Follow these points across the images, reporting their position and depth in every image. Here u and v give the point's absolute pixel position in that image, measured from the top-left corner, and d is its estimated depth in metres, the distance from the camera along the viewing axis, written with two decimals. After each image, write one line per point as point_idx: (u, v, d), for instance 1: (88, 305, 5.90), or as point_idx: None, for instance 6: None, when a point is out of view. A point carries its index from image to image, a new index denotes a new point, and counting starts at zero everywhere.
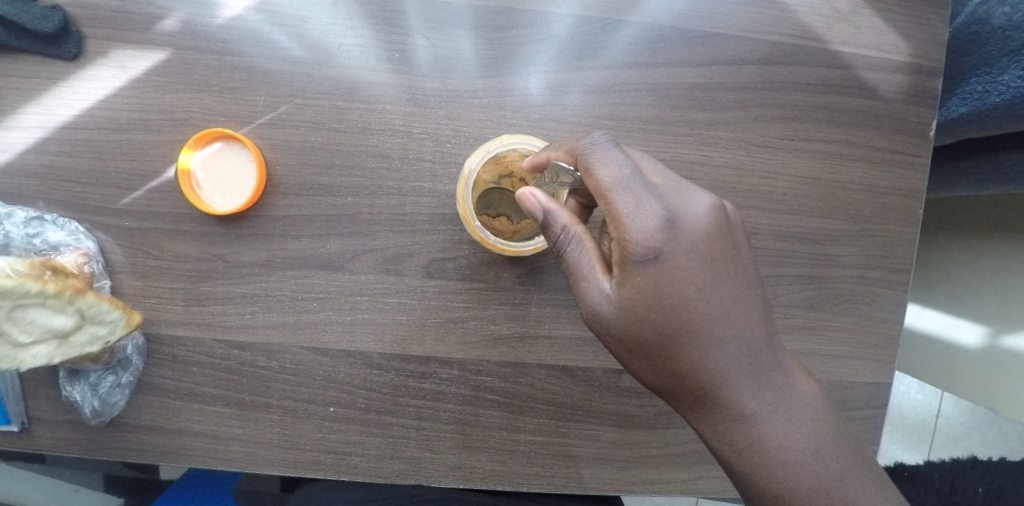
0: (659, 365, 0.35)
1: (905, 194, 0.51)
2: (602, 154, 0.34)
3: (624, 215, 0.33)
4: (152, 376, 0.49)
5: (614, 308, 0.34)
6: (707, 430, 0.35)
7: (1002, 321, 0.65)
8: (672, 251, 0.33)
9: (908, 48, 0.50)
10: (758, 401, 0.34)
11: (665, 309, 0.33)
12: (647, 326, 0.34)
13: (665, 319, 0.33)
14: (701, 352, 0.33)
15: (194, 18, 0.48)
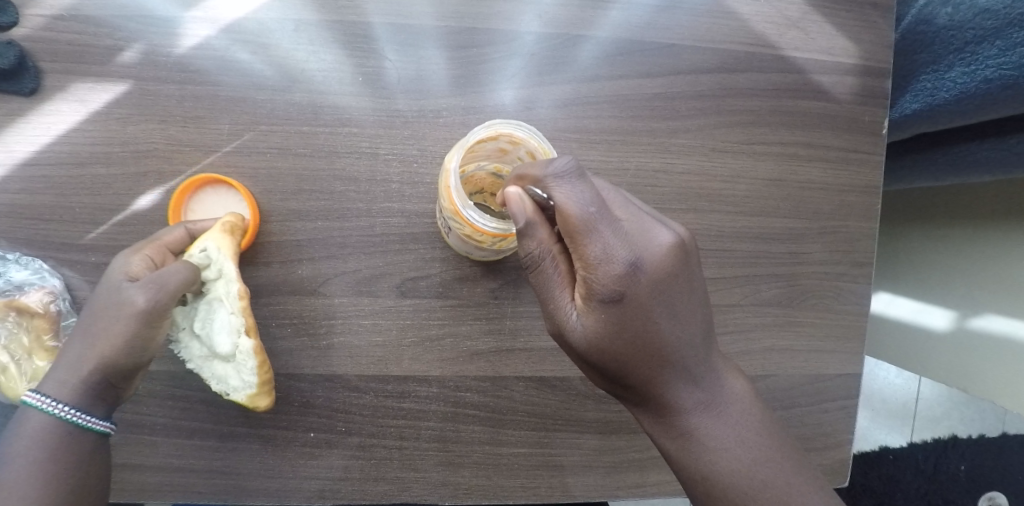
0: (615, 380, 0.37)
1: (863, 190, 0.53)
2: (566, 189, 0.32)
3: (592, 256, 0.32)
4: (125, 413, 0.48)
5: (581, 335, 0.35)
6: (655, 435, 0.38)
7: (968, 304, 0.67)
8: (635, 290, 0.33)
9: (857, 51, 0.52)
10: (705, 419, 0.36)
11: (624, 340, 0.34)
12: (606, 354, 0.35)
13: (623, 348, 0.34)
14: (654, 373, 0.35)
15: (155, 49, 0.47)
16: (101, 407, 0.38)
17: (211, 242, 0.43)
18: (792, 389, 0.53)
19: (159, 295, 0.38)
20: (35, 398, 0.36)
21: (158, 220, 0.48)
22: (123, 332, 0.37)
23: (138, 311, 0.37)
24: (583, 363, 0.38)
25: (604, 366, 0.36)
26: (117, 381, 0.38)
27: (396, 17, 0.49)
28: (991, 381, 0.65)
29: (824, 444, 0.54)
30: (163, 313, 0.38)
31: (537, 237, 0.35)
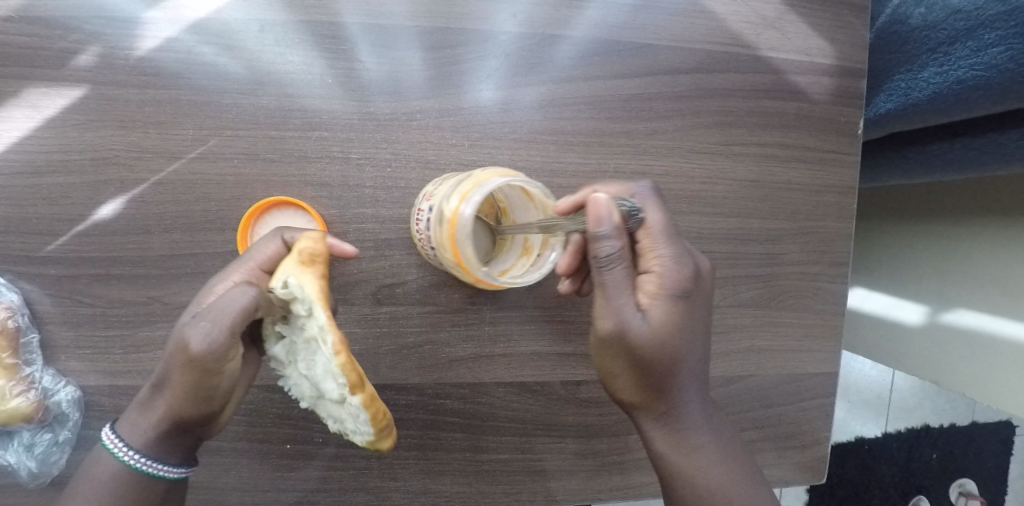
0: (655, 383, 0.37)
1: (839, 190, 0.53)
2: (648, 201, 0.39)
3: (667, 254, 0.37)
4: (92, 429, 0.46)
5: (639, 330, 0.35)
6: (666, 446, 0.38)
7: (940, 299, 0.68)
8: (691, 295, 0.37)
9: (832, 51, 0.52)
10: (705, 432, 0.38)
11: (675, 339, 0.36)
12: (655, 353, 0.36)
13: (671, 346, 0.36)
14: (683, 377, 0.37)
15: (112, 51, 0.45)
16: (172, 453, 0.36)
17: (291, 275, 0.34)
18: (771, 389, 0.54)
19: (212, 335, 0.31)
20: (109, 439, 0.35)
21: (120, 230, 0.46)
22: (181, 378, 0.32)
23: (191, 357, 0.31)
24: (628, 365, 0.36)
25: (646, 364, 0.36)
26: (185, 426, 0.34)
27: (366, 16, 0.47)
28: (959, 374, 0.66)
29: (802, 442, 0.55)
30: (220, 359, 0.31)
31: (614, 243, 0.34)
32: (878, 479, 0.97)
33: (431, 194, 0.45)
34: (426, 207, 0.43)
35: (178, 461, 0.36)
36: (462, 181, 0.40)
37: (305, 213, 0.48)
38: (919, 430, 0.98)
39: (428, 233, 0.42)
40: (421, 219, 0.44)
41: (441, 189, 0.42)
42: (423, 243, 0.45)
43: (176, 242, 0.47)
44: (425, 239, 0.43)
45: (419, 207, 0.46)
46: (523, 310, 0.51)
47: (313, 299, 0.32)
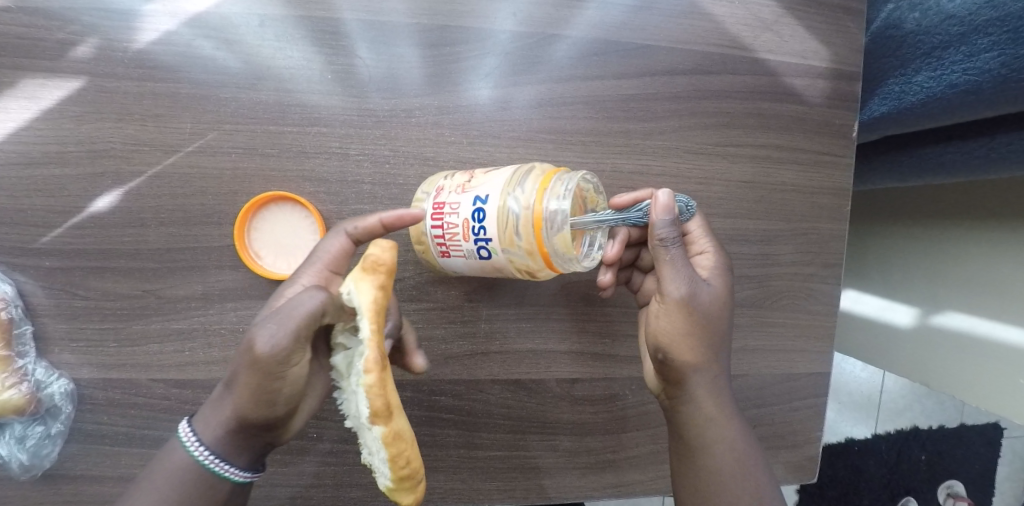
0: (709, 348, 0.39)
1: (834, 193, 0.54)
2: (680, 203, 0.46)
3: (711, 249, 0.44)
4: (86, 423, 0.46)
5: (702, 295, 0.39)
6: (712, 412, 0.39)
7: (931, 301, 0.69)
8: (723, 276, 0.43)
9: (828, 54, 0.53)
10: (727, 410, 0.40)
11: (723, 306, 0.40)
12: (709, 318, 0.39)
13: (721, 312, 0.40)
14: (726, 342, 0.41)
15: (111, 44, 0.45)
16: (244, 460, 0.34)
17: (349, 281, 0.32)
18: (764, 388, 0.54)
19: (278, 336, 0.30)
20: (183, 432, 0.33)
21: (116, 223, 0.46)
22: (248, 381, 0.31)
23: (259, 360, 0.30)
24: (691, 326, 0.39)
25: (704, 327, 0.39)
26: (253, 433, 0.33)
27: (366, 13, 0.47)
28: (950, 375, 0.66)
29: (794, 441, 0.55)
30: (285, 362, 0.31)
31: (673, 227, 0.38)
32: (867, 481, 0.98)
33: (462, 188, 0.41)
34: (469, 201, 0.40)
35: (251, 469, 0.34)
36: (519, 176, 0.40)
37: (303, 208, 0.48)
38: (908, 431, 0.99)
39: (476, 228, 0.39)
40: (455, 214, 0.40)
41: (487, 182, 0.40)
42: (448, 240, 0.41)
43: (172, 236, 0.47)
44: (464, 234, 0.40)
45: (436, 201, 0.42)
46: (519, 308, 0.51)
47: (363, 311, 0.30)
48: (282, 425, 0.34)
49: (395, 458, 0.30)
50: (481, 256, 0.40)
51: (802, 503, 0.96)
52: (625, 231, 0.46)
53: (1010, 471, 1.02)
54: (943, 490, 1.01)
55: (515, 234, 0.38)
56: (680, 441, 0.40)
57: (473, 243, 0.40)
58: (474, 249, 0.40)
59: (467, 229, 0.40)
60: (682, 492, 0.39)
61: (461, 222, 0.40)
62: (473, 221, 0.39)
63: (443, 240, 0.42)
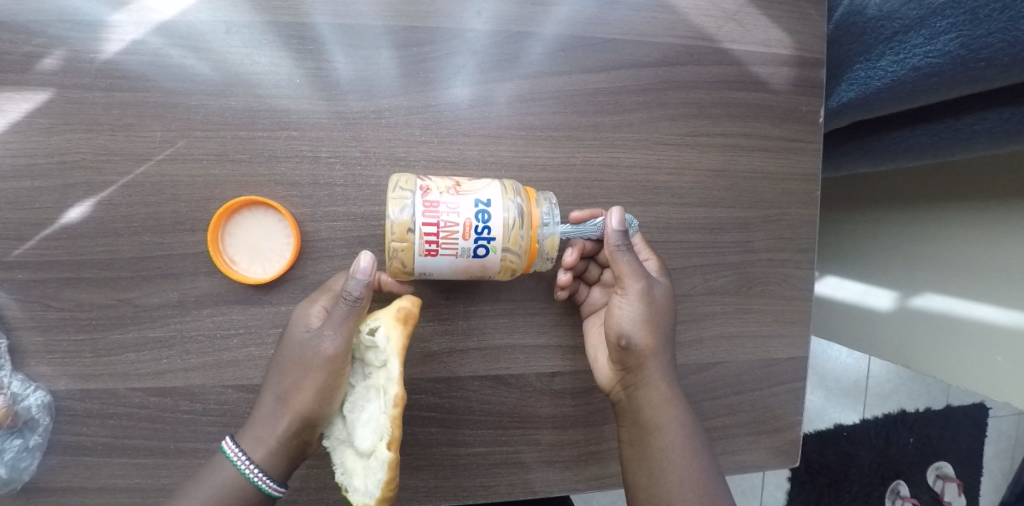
0: (662, 337, 0.44)
1: (803, 178, 0.54)
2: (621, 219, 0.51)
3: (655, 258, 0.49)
4: (64, 435, 0.46)
5: (652, 289, 0.44)
6: (666, 395, 0.43)
7: (909, 284, 0.69)
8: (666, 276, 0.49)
9: (792, 42, 0.53)
10: (675, 405, 0.43)
11: (669, 301, 0.45)
12: (659, 309, 0.44)
13: (668, 305, 0.45)
14: (673, 331, 0.45)
15: (76, 54, 0.45)
16: (281, 469, 0.39)
17: (381, 320, 0.40)
18: (742, 375, 0.55)
19: (339, 338, 0.39)
20: (232, 450, 0.39)
21: (87, 233, 0.46)
22: (314, 382, 0.39)
23: (325, 356, 0.39)
24: (648, 316, 0.43)
25: (655, 316, 0.44)
26: (306, 432, 0.40)
27: (333, 15, 0.47)
28: (929, 356, 0.67)
29: (774, 427, 0.56)
30: (345, 361, 0.39)
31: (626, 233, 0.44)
32: (858, 466, 0.99)
33: (454, 190, 0.40)
34: (470, 203, 0.40)
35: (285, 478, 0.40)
36: (510, 187, 0.42)
37: (276, 212, 0.48)
38: (895, 415, 1.00)
39: (480, 228, 0.40)
40: (453, 213, 0.39)
41: (484, 188, 0.41)
42: (442, 238, 0.39)
43: (145, 244, 0.47)
44: (464, 234, 0.39)
45: (426, 199, 0.39)
46: (497, 304, 0.52)
47: (394, 353, 0.39)
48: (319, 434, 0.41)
49: (389, 483, 0.36)
50: (474, 257, 0.40)
51: (794, 491, 0.96)
52: (581, 242, 0.50)
53: (997, 451, 1.03)
54: (933, 472, 1.02)
55: (519, 236, 0.41)
56: (637, 425, 0.43)
57: (472, 242, 0.40)
58: (471, 249, 0.40)
59: (469, 228, 0.39)
60: (637, 474, 0.42)
61: (462, 221, 0.39)
62: (478, 222, 0.39)
63: (434, 238, 0.39)
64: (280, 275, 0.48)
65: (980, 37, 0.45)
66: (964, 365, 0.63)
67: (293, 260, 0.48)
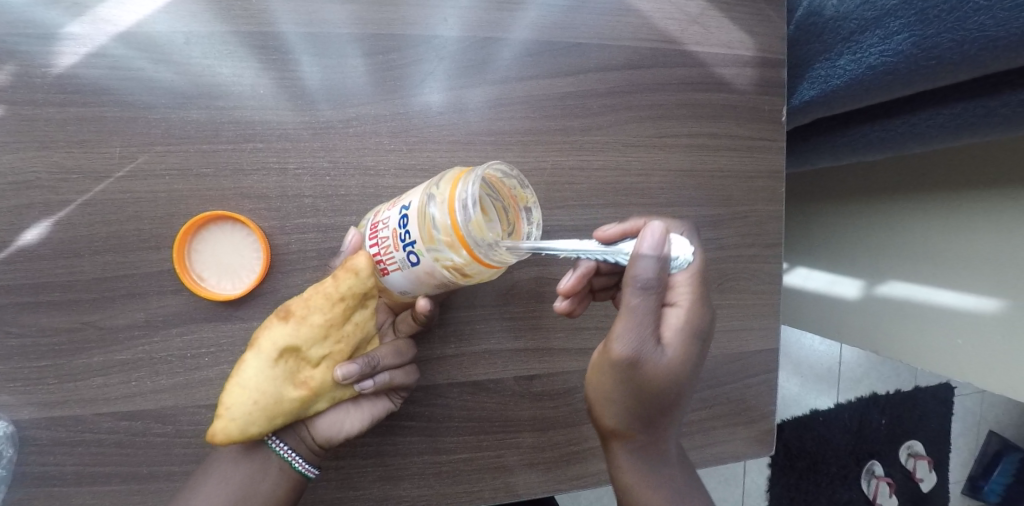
0: (640, 420, 0.37)
1: (767, 176, 0.56)
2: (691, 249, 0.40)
3: (695, 313, 0.37)
4: (27, 466, 0.44)
5: (643, 362, 0.34)
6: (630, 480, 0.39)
7: (874, 273, 0.72)
8: (695, 344, 0.37)
9: (753, 43, 0.55)
10: (660, 492, 0.38)
11: (668, 382, 0.35)
12: (648, 389, 0.35)
13: (667, 386, 0.35)
14: (668, 416, 0.37)
15: (26, 69, 0.43)
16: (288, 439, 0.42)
17: None
18: (716, 369, 0.56)
19: None
20: None
21: (46, 256, 0.44)
22: None
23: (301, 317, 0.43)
24: (626, 397, 0.36)
25: (638, 395, 0.36)
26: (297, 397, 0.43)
27: (300, 24, 0.47)
28: (896, 342, 0.69)
29: (749, 417, 0.58)
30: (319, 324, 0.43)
31: (651, 272, 0.33)
32: (834, 450, 1.02)
33: (394, 202, 0.38)
34: (396, 210, 0.36)
35: (298, 447, 0.42)
36: (441, 176, 0.35)
37: (243, 226, 0.48)
38: (867, 398, 1.04)
39: (403, 236, 0.35)
40: (385, 228, 0.37)
41: (415, 190, 0.36)
42: (384, 259, 0.38)
43: (108, 264, 0.45)
44: (395, 244, 0.36)
45: (373, 222, 0.40)
46: (474, 311, 0.52)
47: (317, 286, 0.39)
48: (315, 408, 0.41)
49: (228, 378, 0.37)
50: (412, 265, 0.35)
51: (774, 477, 0.99)
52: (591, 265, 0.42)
53: (964, 428, 1.08)
54: (905, 451, 1.06)
55: (435, 230, 0.32)
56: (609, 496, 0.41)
57: (402, 251, 0.35)
58: (405, 259, 0.35)
59: (396, 239, 0.36)
60: None
61: (391, 233, 0.36)
62: (400, 228, 0.35)
63: (379, 258, 0.38)
64: (250, 291, 0.47)
65: (931, 36, 0.47)
66: (930, 347, 0.65)
67: (264, 274, 0.47)
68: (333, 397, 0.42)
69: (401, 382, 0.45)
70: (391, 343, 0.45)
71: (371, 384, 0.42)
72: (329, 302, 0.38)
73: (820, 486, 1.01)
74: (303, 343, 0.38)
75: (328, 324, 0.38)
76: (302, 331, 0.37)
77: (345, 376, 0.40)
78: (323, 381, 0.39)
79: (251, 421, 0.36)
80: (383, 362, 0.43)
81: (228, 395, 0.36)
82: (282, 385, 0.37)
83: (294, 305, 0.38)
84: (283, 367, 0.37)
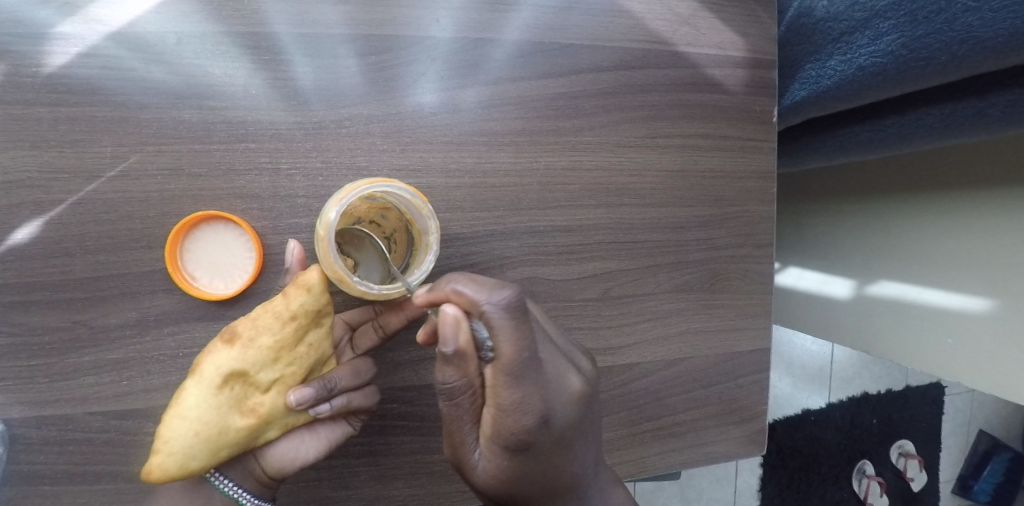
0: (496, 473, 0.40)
1: (757, 177, 0.57)
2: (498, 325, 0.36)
3: (510, 399, 0.39)
4: (17, 465, 0.44)
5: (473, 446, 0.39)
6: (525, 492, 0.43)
7: (865, 273, 0.72)
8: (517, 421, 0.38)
9: (744, 44, 0.55)
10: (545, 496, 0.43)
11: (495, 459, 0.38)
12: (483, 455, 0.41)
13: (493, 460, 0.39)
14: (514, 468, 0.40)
15: (16, 69, 0.43)
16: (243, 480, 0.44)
17: None
18: (707, 369, 0.57)
19: None
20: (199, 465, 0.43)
21: (36, 255, 0.44)
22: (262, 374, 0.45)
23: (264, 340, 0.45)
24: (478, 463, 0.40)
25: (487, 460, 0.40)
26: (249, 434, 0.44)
27: (291, 24, 0.47)
28: (887, 342, 0.69)
29: (740, 417, 0.58)
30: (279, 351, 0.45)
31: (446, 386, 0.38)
32: (826, 449, 1.03)
33: None
34: None
35: (246, 482, 0.44)
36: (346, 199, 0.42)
37: (236, 226, 0.48)
38: (859, 397, 1.04)
39: None
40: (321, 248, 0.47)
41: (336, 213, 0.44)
42: None
43: (100, 264, 0.45)
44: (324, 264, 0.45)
45: None
46: None
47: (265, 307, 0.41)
48: (265, 436, 0.42)
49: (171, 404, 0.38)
50: None
51: (767, 476, 1.00)
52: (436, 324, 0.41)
53: (955, 427, 1.09)
54: (897, 451, 1.07)
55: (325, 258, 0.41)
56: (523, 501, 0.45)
57: None
58: None
59: None
60: None
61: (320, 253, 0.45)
62: None
63: None
64: (241, 291, 0.48)
65: (920, 37, 0.47)
66: (920, 347, 0.65)
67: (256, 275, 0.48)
68: (285, 423, 0.43)
69: (360, 404, 0.46)
70: (348, 363, 0.45)
71: (326, 407, 0.44)
72: (278, 322, 0.39)
73: (813, 486, 1.02)
74: (250, 366, 0.39)
75: (277, 346, 0.39)
76: (248, 354, 0.39)
77: (298, 401, 0.41)
78: (272, 405, 0.41)
79: (193, 449, 0.37)
80: (340, 384, 0.44)
81: (168, 426, 0.37)
82: (227, 410, 0.39)
83: (240, 327, 0.39)
84: (226, 394, 0.39)
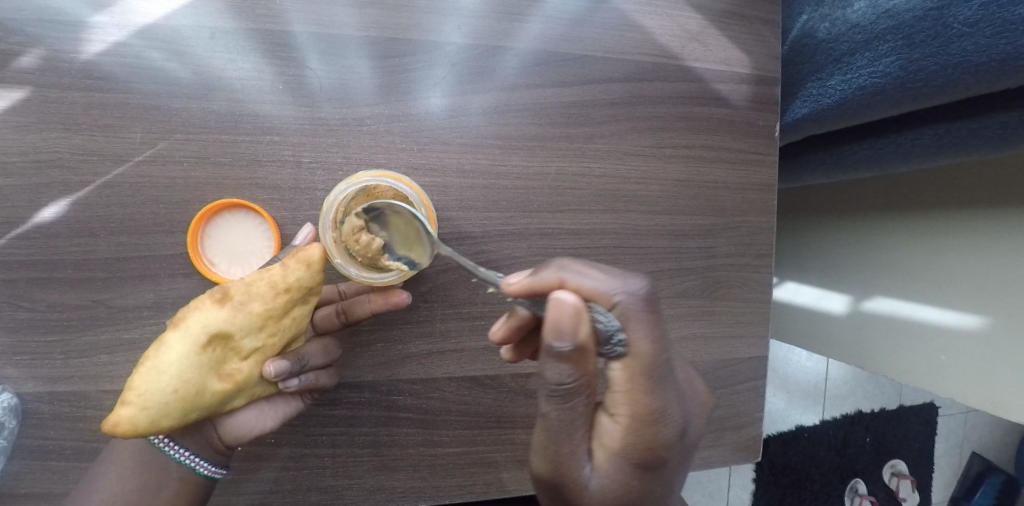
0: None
1: (759, 189, 0.59)
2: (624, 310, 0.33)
3: (661, 399, 0.33)
4: (28, 439, 0.45)
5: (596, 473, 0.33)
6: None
7: (861, 290, 0.74)
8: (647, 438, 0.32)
9: (749, 62, 0.58)
10: None
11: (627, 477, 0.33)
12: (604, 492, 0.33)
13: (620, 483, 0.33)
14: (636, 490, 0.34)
15: (55, 54, 0.45)
16: (204, 452, 0.43)
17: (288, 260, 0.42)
18: (707, 374, 0.58)
19: None
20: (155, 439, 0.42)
21: (61, 233, 0.45)
22: None
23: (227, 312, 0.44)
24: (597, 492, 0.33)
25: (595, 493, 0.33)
26: None
27: (316, 26, 0.49)
28: (881, 357, 0.71)
29: (738, 423, 0.59)
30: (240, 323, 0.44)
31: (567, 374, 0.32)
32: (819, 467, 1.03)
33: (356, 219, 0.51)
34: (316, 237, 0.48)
35: (202, 451, 0.43)
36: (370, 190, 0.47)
37: (257, 215, 0.50)
38: (853, 417, 1.05)
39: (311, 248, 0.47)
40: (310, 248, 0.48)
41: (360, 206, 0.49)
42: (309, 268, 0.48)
43: (122, 245, 0.47)
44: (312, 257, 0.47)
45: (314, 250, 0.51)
46: (475, 307, 0.53)
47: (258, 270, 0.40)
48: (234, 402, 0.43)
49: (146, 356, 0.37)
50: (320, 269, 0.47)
51: (760, 491, 1.00)
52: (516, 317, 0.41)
53: (946, 449, 1.10)
54: (889, 471, 1.07)
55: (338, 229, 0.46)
56: None
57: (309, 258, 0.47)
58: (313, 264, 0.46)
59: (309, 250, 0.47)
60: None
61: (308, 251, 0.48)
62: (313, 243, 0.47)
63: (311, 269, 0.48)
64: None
65: (918, 59, 0.50)
66: (914, 362, 0.67)
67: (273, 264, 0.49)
68: (252, 393, 0.43)
69: (326, 383, 0.47)
70: (317, 341, 0.47)
71: (297, 382, 0.45)
72: (273, 292, 0.40)
73: (805, 503, 1.02)
74: (236, 330, 0.39)
75: (267, 314, 0.40)
76: (238, 317, 0.39)
77: (274, 373, 0.42)
78: (248, 374, 0.42)
79: (167, 407, 0.37)
80: (312, 361, 0.45)
81: (144, 379, 0.36)
82: (205, 372, 0.38)
83: (233, 289, 0.39)
84: (208, 355, 0.38)
